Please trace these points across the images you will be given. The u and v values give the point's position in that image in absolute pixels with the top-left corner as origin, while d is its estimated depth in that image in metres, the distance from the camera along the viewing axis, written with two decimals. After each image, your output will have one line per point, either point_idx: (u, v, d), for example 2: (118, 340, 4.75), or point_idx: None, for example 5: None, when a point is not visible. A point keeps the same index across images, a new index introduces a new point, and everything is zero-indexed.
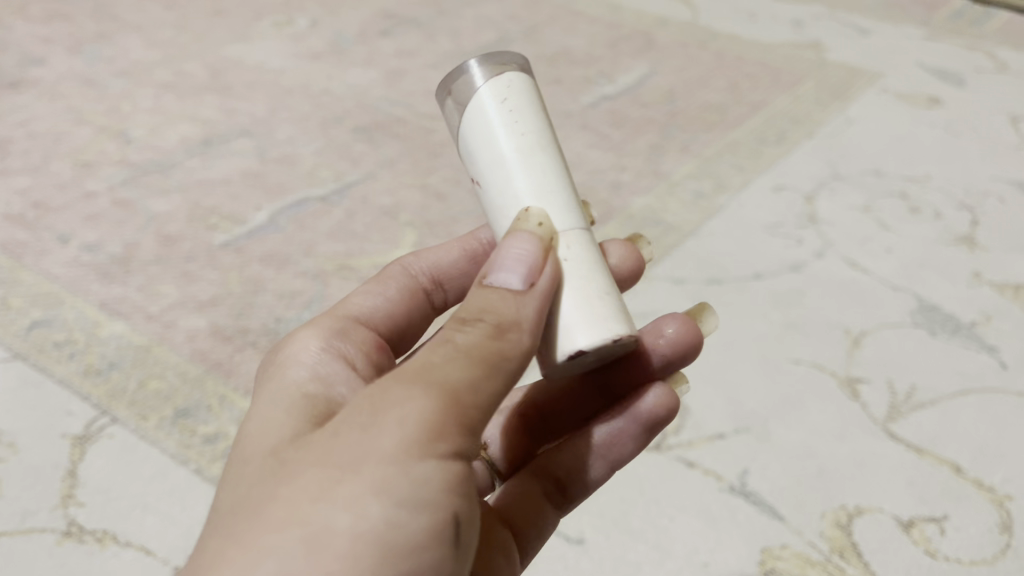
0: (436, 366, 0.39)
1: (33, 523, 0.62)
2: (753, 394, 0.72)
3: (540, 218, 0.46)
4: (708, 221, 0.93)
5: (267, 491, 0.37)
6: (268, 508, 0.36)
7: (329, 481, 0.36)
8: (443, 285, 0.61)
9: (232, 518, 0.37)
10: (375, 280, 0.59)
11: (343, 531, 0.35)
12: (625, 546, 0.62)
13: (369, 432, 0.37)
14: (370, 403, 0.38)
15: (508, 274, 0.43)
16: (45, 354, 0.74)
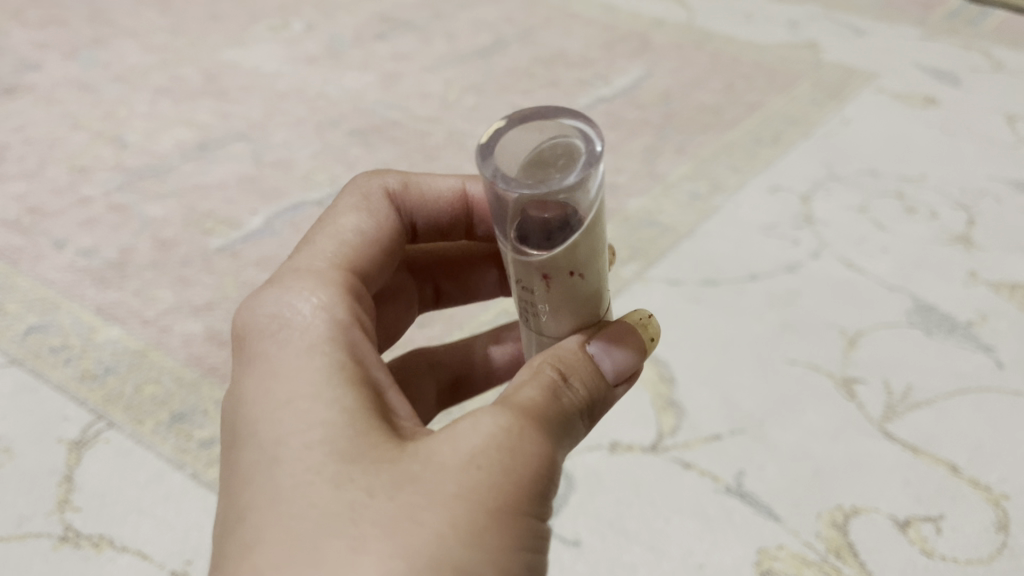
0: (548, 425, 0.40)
1: (29, 528, 0.62)
2: (749, 394, 0.72)
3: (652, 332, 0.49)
4: (704, 221, 0.94)
5: (388, 508, 0.36)
6: (407, 535, 0.35)
7: (475, 525, 0.35)
8: (416, 224, 0.59)
9: (348, 530, 0.35)
10: (364, 213, 0.53)
11: None
12: (621, 547, 0.62)
13: (511, 478, 0.37)
14: (504, 442, 0.38)
15: (601, 354, 0.45)
16: (41, 360, 0.74)
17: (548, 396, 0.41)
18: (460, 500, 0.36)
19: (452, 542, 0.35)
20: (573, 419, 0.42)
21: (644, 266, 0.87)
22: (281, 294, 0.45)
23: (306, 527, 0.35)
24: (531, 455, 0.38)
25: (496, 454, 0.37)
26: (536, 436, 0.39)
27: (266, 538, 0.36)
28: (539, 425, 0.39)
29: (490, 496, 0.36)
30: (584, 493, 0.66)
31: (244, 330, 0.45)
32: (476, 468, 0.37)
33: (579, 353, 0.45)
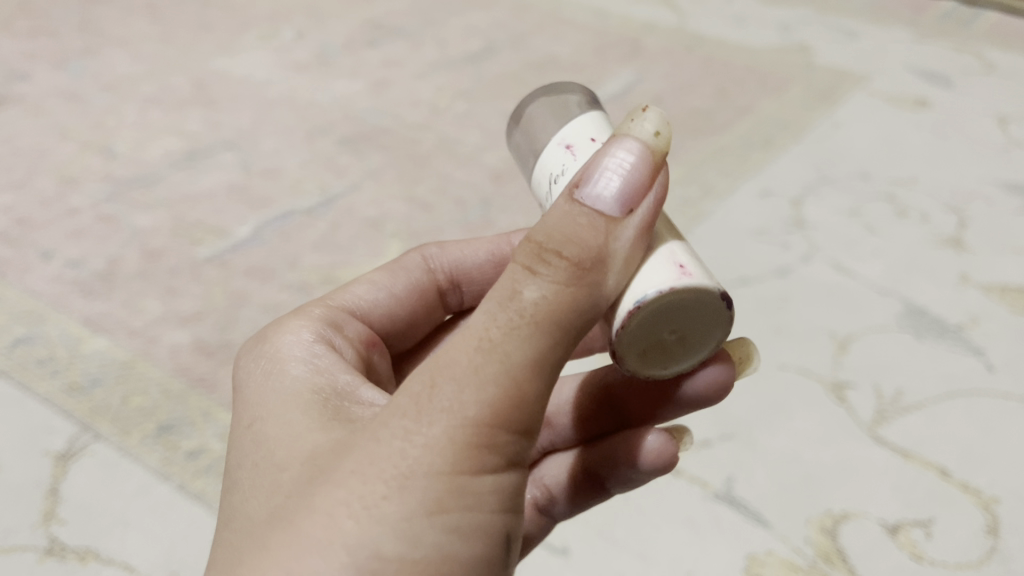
0: (486, 356, 0.38)
1: (13, 541, 0.61)
2: (739, 400, 0.72)
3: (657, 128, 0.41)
4: (695, 226, 0.93)
5: (310, 496, 0.39)
6: (314, 521, 0.38)
7: (379, 491, 0.38)
8: (458, 285, 0.68)
9: (271, 528, 0.40)
10: (386, 274, 0.64)
11: (392, 555, 0.37)
12: (610, 555, 0.62)
13: (423, 436, 0.38)
14: (418, 395, 0.39)
15: (594, 195, 0.40)
16: (27, 372, 0.73)
17: (500, 307, 0.39)
18: (370, 470, 0.38)
19: (352, 517, 0.38)
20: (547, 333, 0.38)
21: None
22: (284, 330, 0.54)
23: (256, 523, 0.41)
24: (446, 399, 0.38)
25: (407, 418, 0.38)
26: (454, 376, 0.38)
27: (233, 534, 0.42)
28: (469, 359, 0.38)
29: (393, 462, 0.38)
30: None
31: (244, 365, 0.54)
32: (387, 438, 0.39)
33: (569, 208, 0.40)
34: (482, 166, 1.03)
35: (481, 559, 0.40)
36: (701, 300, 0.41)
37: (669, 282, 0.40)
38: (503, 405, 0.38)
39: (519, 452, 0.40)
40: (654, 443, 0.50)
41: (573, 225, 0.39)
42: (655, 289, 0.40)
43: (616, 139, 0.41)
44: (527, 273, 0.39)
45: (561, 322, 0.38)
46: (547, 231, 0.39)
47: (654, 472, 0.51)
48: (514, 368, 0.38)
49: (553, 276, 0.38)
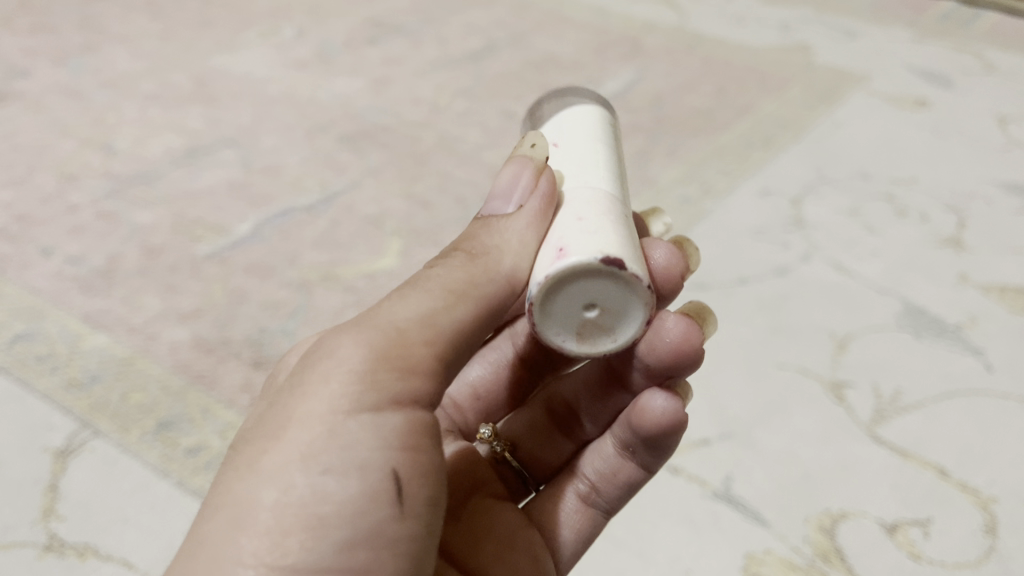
0: (377, 314, 0.42)
1: (12, 537, 0.61)
2: (738, 399, 0.72)
3: (533, 142, 0.52)
4: (694, 225, 0.94)
5: (227, 458, 0.42)
6: (219, 478, 0.41)
7: (270, 438, 0.40)
8: None
9: (197, 502, 0.42)
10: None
11: (271, 503, 0.38)
12: (608, 553, 0.62)
13: (318, 381, 0.41)
14: (323, 354, 0.43)
15: (501, 200, 0.48)
16: (27, 368, 0.73)
17: (403, 286, 0.44)
18: (270, 421, 0.41)
19: (247, 464, 0.40)
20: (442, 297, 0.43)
21: None
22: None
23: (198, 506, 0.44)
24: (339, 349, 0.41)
25: (308, 374, 0.42)
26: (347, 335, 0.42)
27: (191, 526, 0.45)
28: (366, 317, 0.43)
29: (292, 408, 0.40)
30: None
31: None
32: (291, 392, 0.42)
33: (479, 221, 0.49)
34: (483, 165, 1.03)
35: (370, 498, 0.39)
36: (585, 272, 0.42)
37: (544, 271, 0.42)
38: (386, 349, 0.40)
39: (410, 403, 0.41)
40: (660, 405, 0.51)
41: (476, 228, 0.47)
42: (534, 284, 0.43)
43: (511, 162, 0.50)
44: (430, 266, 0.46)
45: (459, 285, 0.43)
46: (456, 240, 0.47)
47: (666, 432, 0.52)
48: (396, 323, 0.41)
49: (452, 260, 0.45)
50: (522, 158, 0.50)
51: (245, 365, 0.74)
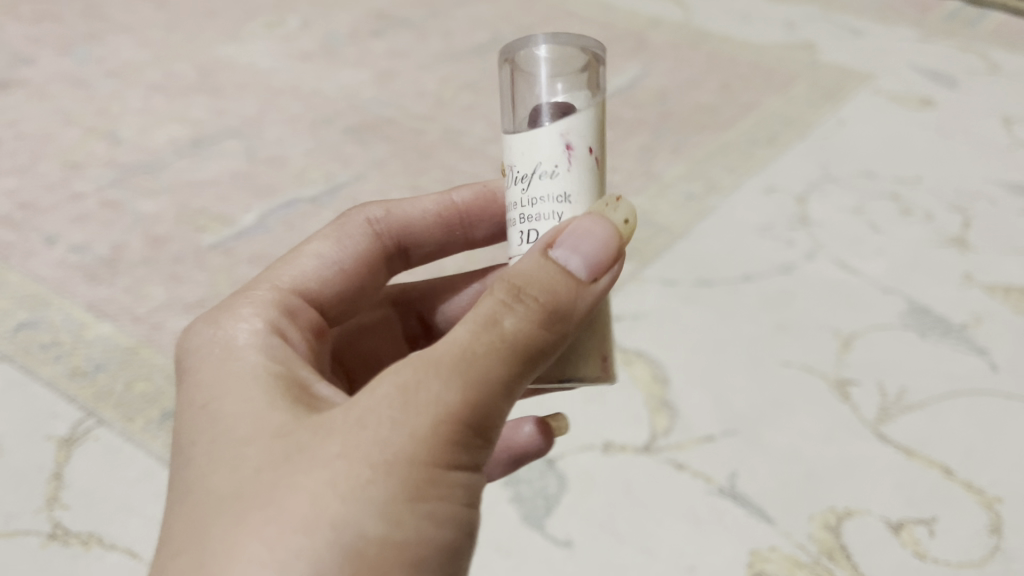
0: (476, 354, 0.36)
1: (17, 526, 0.61)
2: (742, 396, 0.72)
3: (626, 214, 0.43)
4: (699, 221, 0.93)
5: (261, 485, 0.35)
6: (267, 519, 0.34)
7: (346, 490, 0.34)
8: (405, 248, 0.62)
9: (240, 506, 0.35)
10: (332, 242, 0.57)
11: (373, 541, 0.34)
12: (611, 549, 0.60)
13: (402, 430, 0.35)
14: (398, 395, 0.36)
15: (569, 253, 0.39)
16: (31, 356, 0.73)
17: (481, 329, 0.37)
18: (335, 465, 0.34)
19: (318, 513, 0.34)
20: (533, 350, 0.37)
21: (639, 266, 0.86)
22: (222, 317, 0.48)
23: (191, 518, 0.36)
24: (427, 398, 0.35)
25: (382, 416, 0.35)
26: (440, 374, 0.36)
27: (170, 534, 0.37)
28: (448, 366, 0.36)
29: (373, 454, 0.35)
30: (577, 492, 0.64)
31: (186, 350, 0.47)
32: (360, 431, 0.35)
33: (544, 259, 0.39)
34: (488, 159, 1.03)
35: (453, 555, 0.37)
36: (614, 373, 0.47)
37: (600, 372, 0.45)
38: (484, 408, 0.36)
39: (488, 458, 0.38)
40: (529, 432, 0.56)
41: (548, 278, 0.38)
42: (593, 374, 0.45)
43: (591, 214, 0.41)
44: (506, 303, 0.38)
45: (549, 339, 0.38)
46: (524, 274, 0.39)
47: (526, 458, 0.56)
48: (496, 376, 0.36)
49: (527, 311, 0.37)
50: (600, 215, 0.41)
51: None
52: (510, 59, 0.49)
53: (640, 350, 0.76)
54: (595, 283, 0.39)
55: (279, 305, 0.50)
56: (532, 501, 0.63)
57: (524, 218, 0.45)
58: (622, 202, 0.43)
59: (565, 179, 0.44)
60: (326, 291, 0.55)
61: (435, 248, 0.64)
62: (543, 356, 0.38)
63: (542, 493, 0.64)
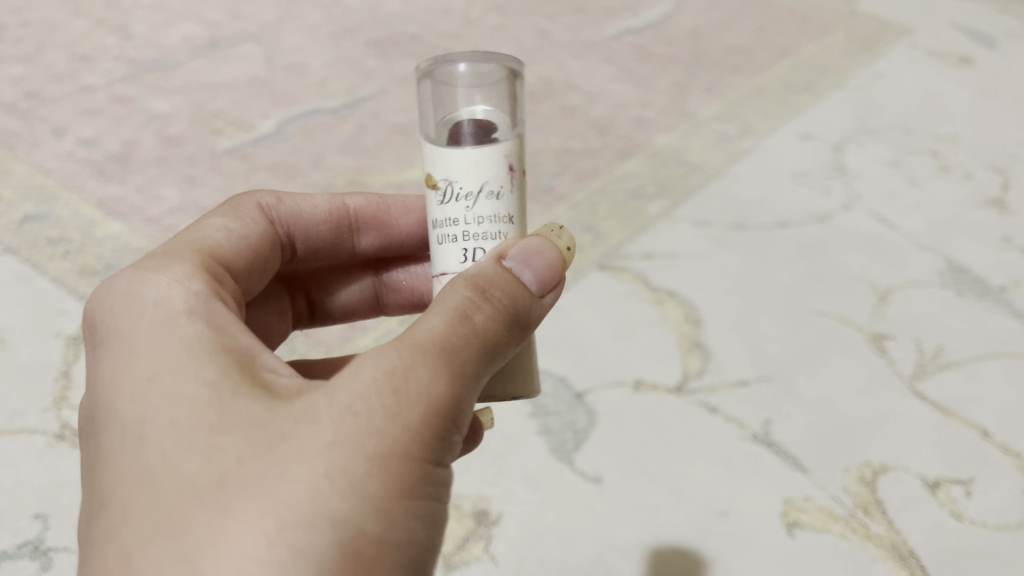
0: (457, 348, 0.34)
1: (22, 424, 0.57)
2: (776, 342, 0.70)
3: (568, 242, 0.41)
4: (732, 163, 0.90)
5: (244, 475, 0.30)
6: (261, 514, 0.29)
7: (343, 484, 0.30)
8: (294, 241, 0.52)
9: (220, 496, 0.30)
10: (233, 216, 0.47)
11: (369, 537, 0.30)
12: (642, 489, 0.58)
13: (395, 422, 0.31)
14: (386, 385, 0.32)
15: (522, 265, 0.38)
16: (37, 250, 0.70)
17: (455, 319, 0.34)
18: (330, 457, 0.30)
19: (317, 510, 0.29)
20: (497, 350, 0.36)
21: (671, 204, 0.83)
22: (141, 277, 0.39)
23: (159, 510, 0.31)
24: (417, 390, 0.32)
25: (368, 405, 0.31)
26: (430, 363, 0.33)
27: (129, 525, 0.31)
28: (434, 359, 0.33)
29: (368, 446, 0.31)
30: (606, 429, 0.61)
31: (99, 317, 0.39)
32: (349, 419, 0.31)
33: (499, 266, 0.37)
34: None
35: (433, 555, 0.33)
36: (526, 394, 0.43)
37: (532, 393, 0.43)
38: (462, 405, 0.33)
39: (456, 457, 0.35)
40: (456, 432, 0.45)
41: (511, 286, 0.37)
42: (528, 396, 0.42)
43: (536, 234, 0.39)
44: (474, 301, 0.35)
45: (507, 342, 0.36)
46: (486, 277, 0.37)
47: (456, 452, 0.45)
48: (473, 373, 0.34)
49: (494, 310, 0.36)
50: (539, 232, 0.40)
51: None
52: (424, 72, 0.44)
53: (671, 289, 0.73)
54: (542, 300, 0.38)
55: (202, 267, 0.42)
56: (560, 436, 0.60)
57: (469, 238, 0.41)
58: (563, 229, 0.42)
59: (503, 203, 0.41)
60: (235, 268, 0.45)
61: (322, 247, 0.54)
62: (502, 354, 0.36)
63: (571, 427, 0.61)
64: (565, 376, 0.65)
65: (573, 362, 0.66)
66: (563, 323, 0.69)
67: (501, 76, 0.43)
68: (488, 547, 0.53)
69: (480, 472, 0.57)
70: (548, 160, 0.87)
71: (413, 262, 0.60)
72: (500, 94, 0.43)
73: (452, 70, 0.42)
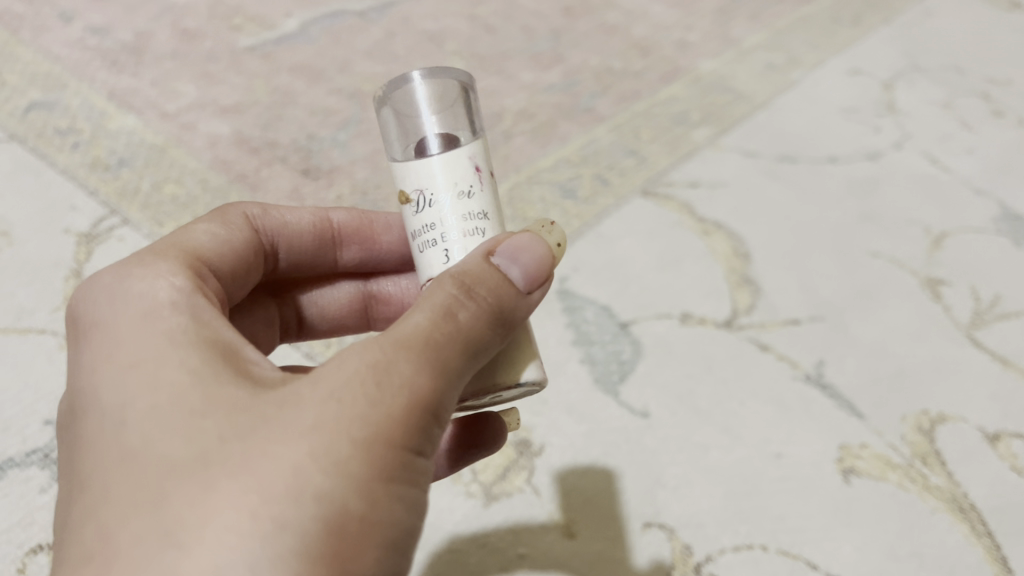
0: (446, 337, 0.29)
1: (31, 324, 0.53)
2: (828, 282, 0.66)
3: (559, 238, 0.35)
4: (780, 94, 0.86)
5: (225, 452, 0.26)
6: (241, 492, 0.25)
7: (327, 462, 0.26)
8: (277, 254, 0.44)
9: (198, 471, 0.26)
10: (218, 222, 0.40)
11: (353, 518, 0.26)
12: (692, 427, 0.54)
13: (379, 408, 0.27)
14: (373, 368, 0.28)
15: (508, 263, 0.32)
16: (44, 140, 0.65)
17: (438, 314, 0.30)
18: (312, 437, 0.26)
19: (299, 486, 0.26)
20: (482, 350, 0.31)
21: (717, 133, 0.78)
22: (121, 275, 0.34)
23: (131, 488, 0.27)
24: (402, 380, 0.28)
25: (354, 386, 0.27)
26: (414, 353, 0.28)
27: (102, 500, 0.27)
28: (421, 352, 0.29)
29: (354, 428, 0.27)
30: (653, 362, 0.58)
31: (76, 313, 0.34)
32: (337, 400, 0.27)
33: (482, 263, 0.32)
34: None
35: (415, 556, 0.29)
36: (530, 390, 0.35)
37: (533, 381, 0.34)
38: (448, 400, 0.29)
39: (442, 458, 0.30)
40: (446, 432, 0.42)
41: (498, 281, 0.31)
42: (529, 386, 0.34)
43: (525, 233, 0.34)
44: (461, 295, 0.30)
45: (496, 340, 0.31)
46: (470, 274, 0.31)
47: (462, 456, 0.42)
48: (458, 367, 0.30)
49: (479, 310, 0.30)
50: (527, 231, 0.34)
51: (293, 171, 0.66)
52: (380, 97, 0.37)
53: (718, 221, 0.69)
54: (529, 301, 0.32)
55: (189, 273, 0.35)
56: (605, 366, 0.57)
57: (449, 250, 0.35)
58: (553, 225, 0.35)
59: (475, 210, 0.35)
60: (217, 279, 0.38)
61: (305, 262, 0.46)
62: (488, 353, 0.31)
63: (616, 358, 0.58)
64: (609, 305, 0.61)
65: (617, 292, 0.62)
66: (606, 251, 0.65)
67: (455, 78, 0.37)
68: (530, 479, 0.50)
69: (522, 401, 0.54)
70: (587, 80, 0.82)
71: (404, 272, 0.51)
72: (463, 111, 0.37)
73: (406, 89, 0.36)
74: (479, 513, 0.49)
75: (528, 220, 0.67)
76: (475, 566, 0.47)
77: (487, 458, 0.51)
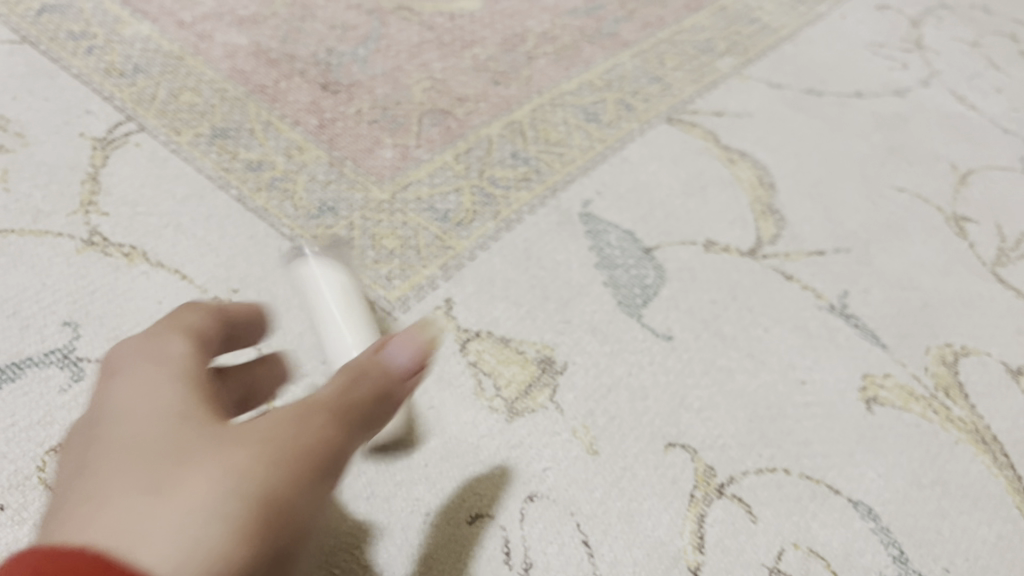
0: (351, 402, 0.31)
1: (47, 225, 0.51)
2: (854, 214, 0.65)
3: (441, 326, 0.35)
4: (806, 27, 0.84)
5: (186, 445, 0.27)
6: (204, 475, 0.26)
7: (266, 462, 0.27)
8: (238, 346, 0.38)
9: (163, 458, 0.27)
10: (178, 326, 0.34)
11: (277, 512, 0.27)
12: (717, 351, 0.54)
13: (304, 440, 0.29)
14: (298, 413, 0.29)
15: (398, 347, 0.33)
16: (58, 44, 0.63)
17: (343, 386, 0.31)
18: (253, 446, 0.28)
19: (243, 476, 0.27)
20: (374, 421, 0.32)
21: (742, 62, 0.77)
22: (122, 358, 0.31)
23: (101, 463, 0.27)
24: (317, 428, 0.29)
25: (285, 421, 0.29)
26: (329, 411, 0.30)
27: (75, 484, 0.27)
28: (331, 409, 0.30)
29: (288, 444, 0.28)
30: (677, 287, 0.57)
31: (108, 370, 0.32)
32: (270, 428, 0.29)
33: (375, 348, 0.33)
34: None
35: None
36: None
37: None
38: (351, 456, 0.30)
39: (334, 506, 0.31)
40: None
41: (387, 370, 0.32)
42: None
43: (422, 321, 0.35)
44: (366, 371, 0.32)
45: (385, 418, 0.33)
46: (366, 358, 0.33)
47: None
48: (360, 429, 0.31)
49: (378, 388, 0.32)
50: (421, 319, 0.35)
51: (312, 86, 0.65)
52: None
53: (743, 150, 0.68)
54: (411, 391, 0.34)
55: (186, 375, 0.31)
56: (628, 290, 0.56)
57: None
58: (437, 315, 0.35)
59: None
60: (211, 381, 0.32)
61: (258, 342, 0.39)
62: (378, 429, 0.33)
63: (640, 282, 0.57)
64: (632, 230, 0.60)
65: (641, 217, 0.61)
66: (630, 175, 0.64)
67: None
68: (554, 396, 0.49)
69: (545, 321, 0.53)
70: (611, 5, 0.81)
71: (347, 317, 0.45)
72: None
73: None
74: (503, 427, 0.47)
75: (550, 142, 0.65)
76: (499, 477, 0.45)
77: (511, 375, 0.50)
